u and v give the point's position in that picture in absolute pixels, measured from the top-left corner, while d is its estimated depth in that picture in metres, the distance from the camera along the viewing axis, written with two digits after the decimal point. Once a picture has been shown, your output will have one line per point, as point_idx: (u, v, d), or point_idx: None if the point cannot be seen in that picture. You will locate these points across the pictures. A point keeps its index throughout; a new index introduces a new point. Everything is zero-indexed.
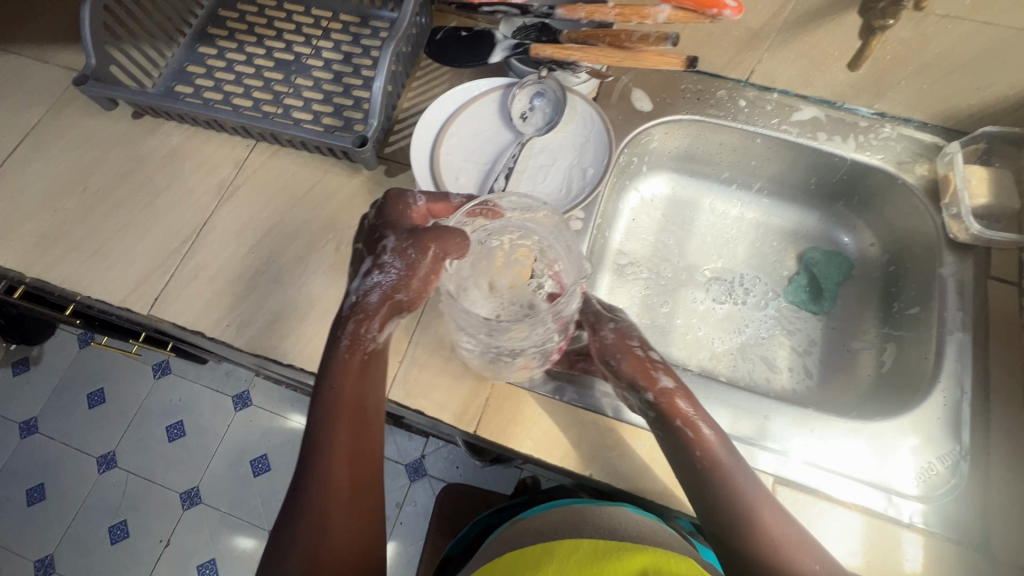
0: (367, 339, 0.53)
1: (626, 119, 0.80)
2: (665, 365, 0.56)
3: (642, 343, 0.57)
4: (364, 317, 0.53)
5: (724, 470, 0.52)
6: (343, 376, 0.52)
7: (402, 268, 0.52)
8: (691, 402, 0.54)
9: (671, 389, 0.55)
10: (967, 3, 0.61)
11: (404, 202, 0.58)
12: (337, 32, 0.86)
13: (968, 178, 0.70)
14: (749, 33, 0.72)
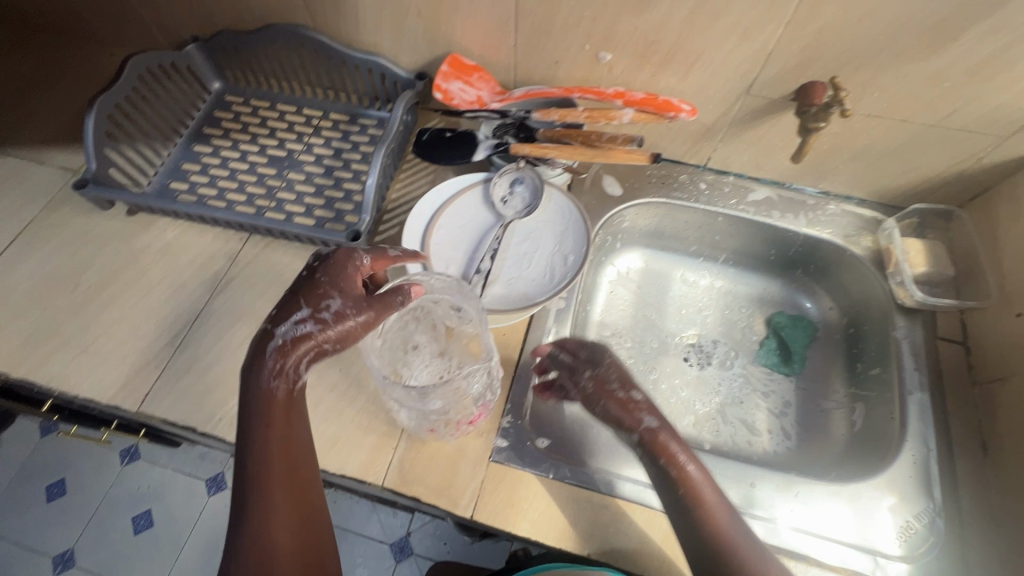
0: (289, 377, 0.56)
1: (598, 203, 0.86)
2: (650, 404, 0.62)
3: (624, 385, 0.64)
4: (290, 351, 0.56)
5: (708, 505, 0.56)
6: (269, 413, 0.55)
7: (343, 327, 0.56)
8: (674, 439, 0.59)
9: (657, 424, 0.60)
10: (884, 105, 0.70)
11: (352, 263, 0.60)
12: (328, 129, 0.92)
13: (906, 250, 0.78)
14: (702, 128, 0.81)
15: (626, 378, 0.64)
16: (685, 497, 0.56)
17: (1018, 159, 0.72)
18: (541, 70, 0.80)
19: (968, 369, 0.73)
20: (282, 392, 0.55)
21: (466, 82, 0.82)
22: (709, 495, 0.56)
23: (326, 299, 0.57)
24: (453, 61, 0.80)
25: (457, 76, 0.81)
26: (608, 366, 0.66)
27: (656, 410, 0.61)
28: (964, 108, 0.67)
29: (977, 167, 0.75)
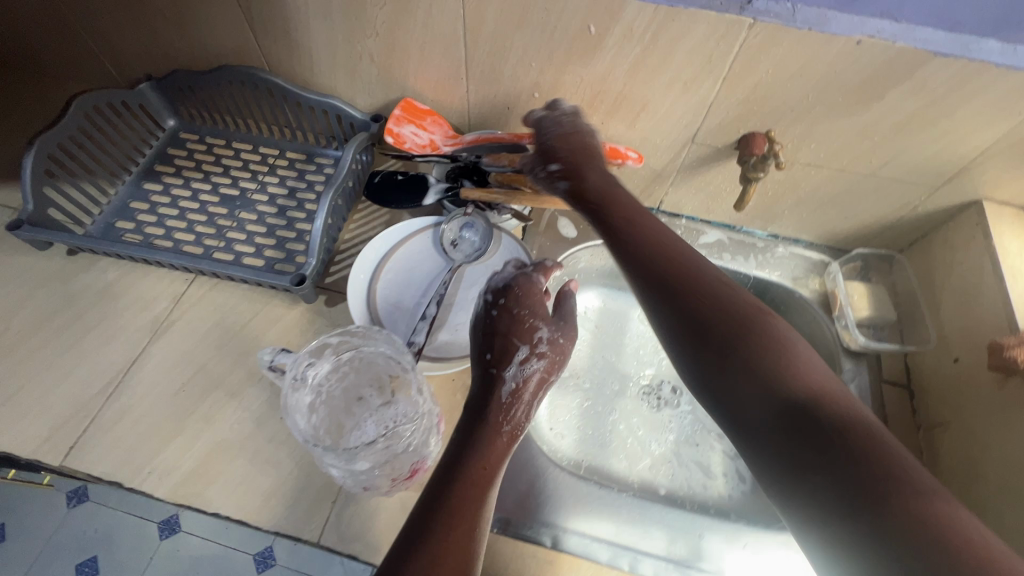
0: (519, 414, 0.55)
1: (552, 245, 0.87)
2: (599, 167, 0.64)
3: (564, 166, 0.65)
4: (513, 383, 0.55)
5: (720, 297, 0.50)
6: (499, 431, 0.52)
7: (547, 354, 0.58)
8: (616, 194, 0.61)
9: (612, 196, 0.61)
10: (821, 156, 0.72)
11: (538, 289, 0.62)
12: (283, 168, 0.92)
13: (850, 293, 0.80)
14: (653, 173, 0.83)
15: (575, 150, 0.66)
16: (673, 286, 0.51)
17: (949, 209, 0.75)
18: (493, 115, 0.81)
19: (911, 413, 0.73)
20: (511, 423, 0.54)
21: (419, 125, 0.82)
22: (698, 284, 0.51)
23: (544, 321, 0.59)
24: (406, 105, 0.81)
25: (410, 119, 0.82)
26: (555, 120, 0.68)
27: (604, 175, 0.64)
28: (894, 160, 0.70)
29: (913, 214, 0.78)
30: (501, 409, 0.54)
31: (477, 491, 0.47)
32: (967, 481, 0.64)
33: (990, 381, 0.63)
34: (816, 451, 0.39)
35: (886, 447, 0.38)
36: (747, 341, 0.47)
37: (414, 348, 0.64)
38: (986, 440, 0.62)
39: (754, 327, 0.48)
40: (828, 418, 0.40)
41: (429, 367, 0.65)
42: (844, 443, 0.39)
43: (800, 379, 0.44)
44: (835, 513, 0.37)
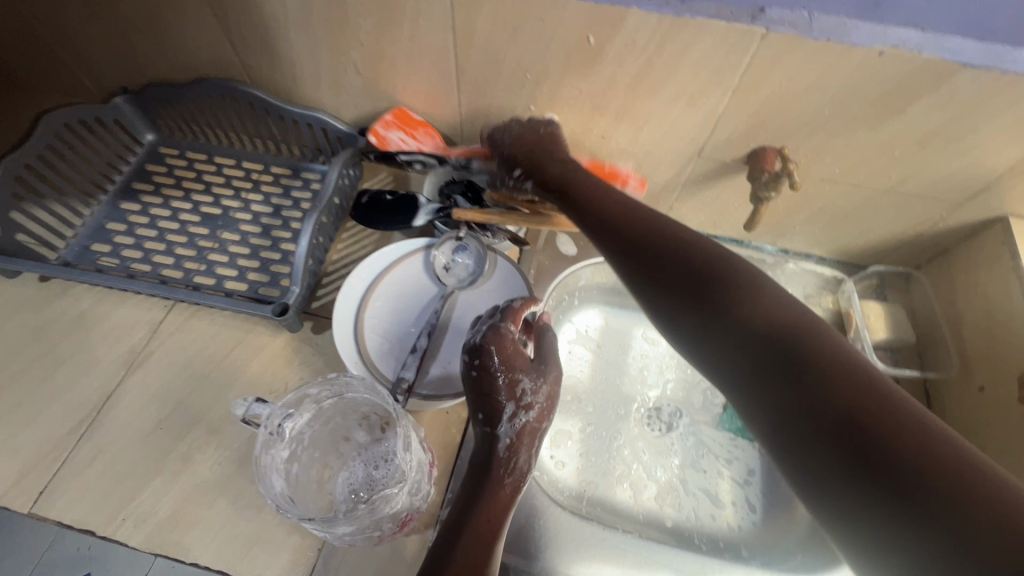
0: (519, 471, 0.53)
1: (551, 263, 0.83)
2: (563, 164, 0.62)
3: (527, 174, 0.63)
4: (502, 438, 0.53)
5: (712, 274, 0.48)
6: (499, 487, 0.51)
7: (532, 402, 0.54)
8: (575, 171, 0.61)
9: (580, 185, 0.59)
10: (837, 171, 0.68)
11: (511, 342, 0.56)
12: (268, 184, 0.87)
13: (866, 314, 0.75)
14: (657, 187, 0.79)
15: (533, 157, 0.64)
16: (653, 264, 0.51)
17: (973, 224, 0.70)
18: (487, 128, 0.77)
19: None
20: (508, 476, 0.52)
21: (409, 133, 0.78)
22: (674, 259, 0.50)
23: (528, 367, 0.56)
24: (399, 109, 0.77)
25: (400, 126, 0.77)
26: (507, 132, 0.68)
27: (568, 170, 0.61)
28: (915, 175, 0.66)
29: (934, 230, 0.73)
30: (499, 464, 0.52)
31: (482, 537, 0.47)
32: None
33: (1020, 415, 0.59)
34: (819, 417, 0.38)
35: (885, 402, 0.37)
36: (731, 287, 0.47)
37: (405, 385, 0.60)
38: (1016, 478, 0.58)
39: (747, 292, 0.46)
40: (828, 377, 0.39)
41: (420, 404, 0.60)
42: (864, 414, 0.37)
43: (795, 339, 0.42)
44: (864, 492, 0.35)
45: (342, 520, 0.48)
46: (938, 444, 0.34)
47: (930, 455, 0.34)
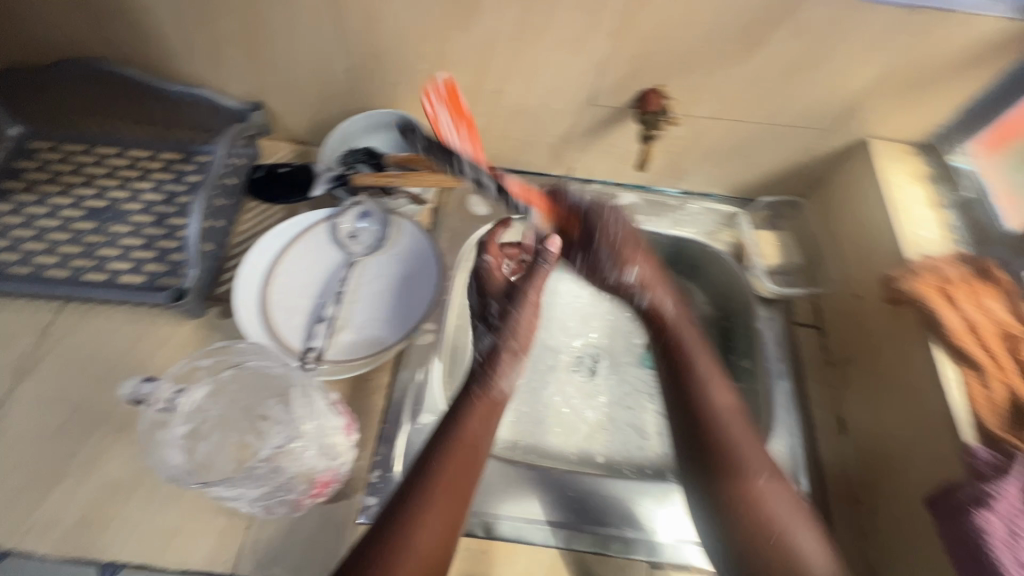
0: (494, 392, 0.61)
1: (464, 224, 0.83)
2: (644, 255, 0.69)
3: (619, 279, 0.68)
4: (484, 367, 0.61)
5: (717, 416, 0.60)
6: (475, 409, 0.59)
7: (513, 331, 0.62)
8: (674, 313, 0.68)
9: (666, 315, 0.68)
10: (718, 107, 0.72)
11: (488, 271, 0.66)
12: (159, 172, 0.82)
13: (761, 244, 0.82)
14: (558, 139, 0.80)
15: (643, 279, 0.68)
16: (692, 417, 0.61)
17: (843, 149, 0.76)
18: (382, 93, 0.76)
19: (824, 352, 0.75)
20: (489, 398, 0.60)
21: (455, 119, 0.69)
22: (726, 419, 0.61)
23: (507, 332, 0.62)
24: (449, 85, 0.69)
25: (449, 106, 0.68)
26: (613, 220, 0.67)
27: (652, 275, 0.68)
28: (786, 106, 0.70)
29: (811, 158, 0.79)
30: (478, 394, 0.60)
31: (458, 474, 0.55)
32: (874, 411, 0.66)
33: (886, 312, 0.66)
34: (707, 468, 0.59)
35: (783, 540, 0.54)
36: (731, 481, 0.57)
37: (314, 353, 0.61)
38: (887, 370, 0.65)
39: (746, 469, 0.57)
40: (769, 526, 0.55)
41: (335, 368, 0.60)
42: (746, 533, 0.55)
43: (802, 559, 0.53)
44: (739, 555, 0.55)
45: (235, 479, 0.49)
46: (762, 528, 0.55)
47: (770, 537, 0.54)
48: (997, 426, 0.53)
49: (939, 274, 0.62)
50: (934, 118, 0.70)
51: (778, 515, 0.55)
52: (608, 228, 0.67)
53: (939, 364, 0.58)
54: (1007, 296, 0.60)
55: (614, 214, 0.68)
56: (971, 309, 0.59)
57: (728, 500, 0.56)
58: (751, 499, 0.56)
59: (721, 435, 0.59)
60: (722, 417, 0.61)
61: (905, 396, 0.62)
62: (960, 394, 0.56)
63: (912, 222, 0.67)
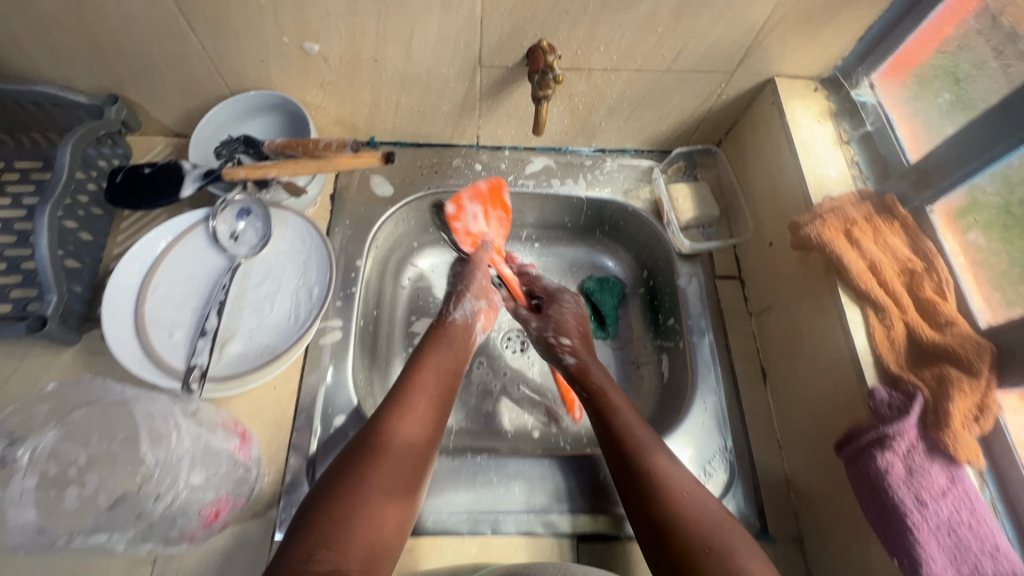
0: (446, 315, 0.72)
1: (368, 210, 0.78)
2: (574, 326, 0.74)
3: (557, 330, 0.73)
4: (447, 304, 0.74)
5: (615, 400, 0.64)
6: (450, 334, 0.69)
7: (466, 278, 0.76)
8: (584, 338, 0.74)
9: (581, 355, 0.70)
10: (615, 57, 0.67)
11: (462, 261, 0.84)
12: (15, 183, 0.73)
13: (674, 198, 0.78)
14: (457, 106, 0.75)
15: (563, 325, 0.74)
16: (606, 410, 0.63)
17: (749, 90, 0.73)
18: (249, 72, 0.68)
19: (744, 302, 0.75)
20: (456, 328, 0.70)
21: (484, 211, 0.79)
22: (631, 412, 0.63)
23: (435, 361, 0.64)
24: (492, 186, 0.78)
25: (481, 202, 0.79)
26: (569, 302, 0.77)
27: (583, 347, 0.72)
28: (685, 49, 0.66)
29: (720, 103, 0.75)
30: (428, 372, 0.62)
31: (430, 416, 0.59)
32: (789, 358, 0.66)
33: (796, 259, 0.65)
34: (610, 438, 0.60)
35: (692, 498, 0.54)
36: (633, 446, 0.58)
37: (198, 372, 0.55)
38: (800, 317, 0.64)
39: (648, 436, 0.59)
40: (674, 483, 0.55)
41: (222, 385, 0.56)
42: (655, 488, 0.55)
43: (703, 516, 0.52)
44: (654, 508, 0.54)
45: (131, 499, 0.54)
46: (669, 489, 0.54)
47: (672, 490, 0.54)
48: (897, 365, 0.53)
49: (843, 216, 0.60)
50: (835, 50, 0.67)
51: (675, 480, 0.55)
52: (561, 307, 0.76)
53: (845, 308, 0.57)
54: (908, 231, 0.59)
55: (573, 300, 0.78)
56: (874, 248, 0.59)
57: (626, 456, 0.58)
58: (661, 466, 0.57)
59: (617, 414, 0.62)
60: (620, 402, 0.64)
61: (816, 343, 0.61)
62: (865, 336, 0.56)
63: (816, 162, 0.65)
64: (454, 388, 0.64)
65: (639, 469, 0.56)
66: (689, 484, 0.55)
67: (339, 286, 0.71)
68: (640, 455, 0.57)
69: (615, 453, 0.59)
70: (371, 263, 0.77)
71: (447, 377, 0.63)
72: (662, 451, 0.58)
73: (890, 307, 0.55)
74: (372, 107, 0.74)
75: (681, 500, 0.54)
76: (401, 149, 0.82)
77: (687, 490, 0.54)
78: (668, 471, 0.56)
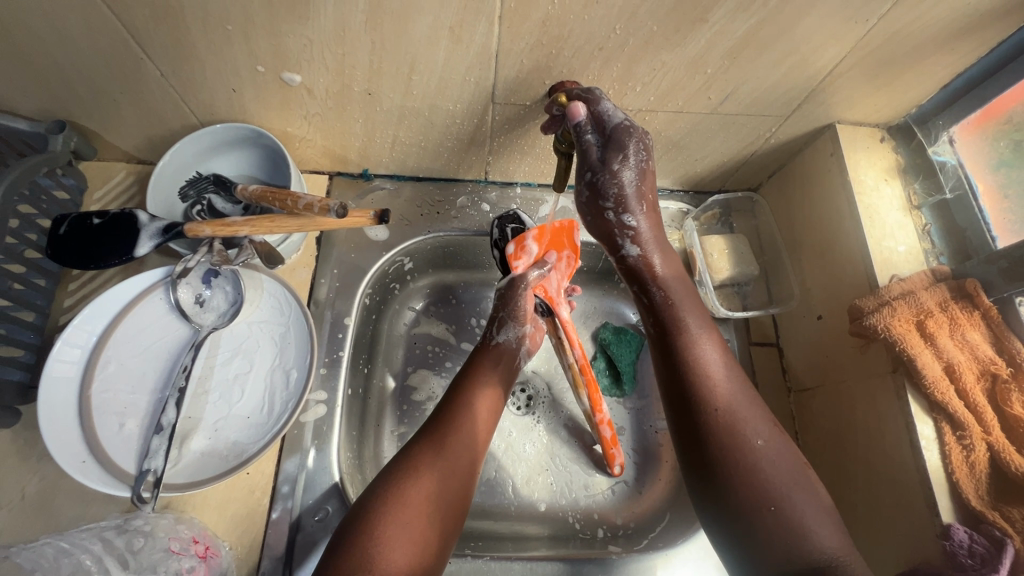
0: (489, 339, 0.65)
1: (359, 256, 0.68)
2: (649, 209, 0.56)
3: (618, 205, 0.55)
4: (490, 326, 0.65)
5: (707, 373, 0.51)
6: (493, 360, 0.63)
7: (510, 301, 0.64)
8: (655, 234, 0.57)
9: (670, 284, 0.56)
10: (653, 98, 0.56)
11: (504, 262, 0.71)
12: None
13: (709, 252, 0.69)
14: (464, 142, 0.64)
15: (629, 195, 0.54)
16: (698, 381, 0.50)
17: (803, 135, 0.63)
18: (218, 102, 0.57)
19: (782, 375, 0.66)
20: (497, 354, 0.64)
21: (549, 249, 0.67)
22: (735, 385, 0.51)
23: (438, 457, 0.51)
24: (560, 227, 0.67)
25: (548, 240, 0.67)
26: (633, 156, 0.52)
27: (650, 233, 0.57)
28: (737, 92, 0.55)
29: (767, 147, 0.65)
30: (474, 407, 0.57)
31: (468, 461, 0.53)
32: (833, 452, 0.58)
33: (852, 344, 0.56)
34: (696, 429, 0.49)
35: (785, 509, 0.45)
36: (726, 444, 0.48)
37: (152, 479, 0.46)
38: (853, 410, 0.56)
39: (742, 433, 0.48)
40: (775, 504, 0.45)
41: (181, 493, 0.48)
42: (751, 503, 0.46)
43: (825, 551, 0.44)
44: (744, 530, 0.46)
45: None
46: (766, 493, 0.46)
47: (777, 511, 0.45)
48: (976, 497, 0.46)
49: (915, 304, 0.51)
50: (911, 96, 0.57)
51: (777, 481, 0.46)
52: (626, 158, 0.52)
53: (914, 418, 0.49)
54: (989, 323, 0.50)
55: (640, 145, 0.53)
56: (951, 343, 0.50)
57: (718, 458, 0.48)
58: (769, 479, 0.46)
59: (709, 398, 0.50)
60: (712, 375, 0.51)
61: (873, 446, 0.53)
62: (938, 453, 0.48)
63: (882, 235, 0.57)
64: (466, 493, 0.52)
65: (732, 462, 0.47)
66: (790, 478, 0.46)
67: (323, 351, 0.63)
68: (738, 445, 0.47)
69: (703, 440, 0.49)
70: (363, 318, 0.68)
71: (459, 474, 0.52)
72: (759, 422, 0.49)
73: (969, 423, 0.47)
74: (366, 141, 0.64)
75: (769, 512, 0.45)
76: (398, 183, 0.72)
77: (780, 498, 0.45)
78: (774, 469, 0.47)
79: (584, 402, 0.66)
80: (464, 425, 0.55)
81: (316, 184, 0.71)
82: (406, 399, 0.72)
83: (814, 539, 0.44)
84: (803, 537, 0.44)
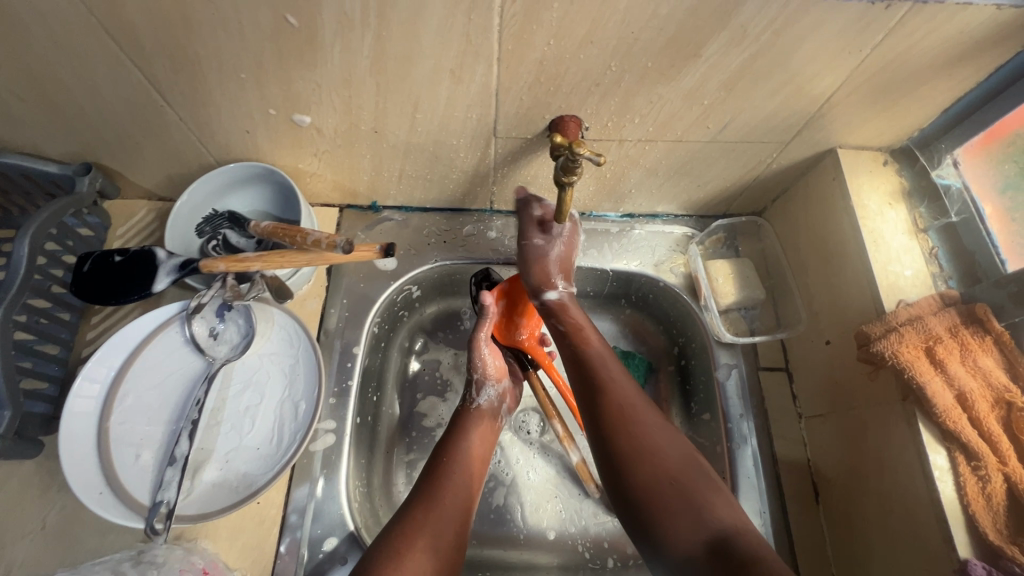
0: (469, 403, 0.66)
1: (367, 286, 0.70)
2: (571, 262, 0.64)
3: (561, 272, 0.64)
4: (467, 390, 0.67)
5: (607, 380, 0.56)
6: (474, 426, 0.63)
7: (477, 362, 0.66)
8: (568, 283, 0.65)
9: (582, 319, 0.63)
10: (652, 128, 0.57)
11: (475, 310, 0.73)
12: None
13: (714, 276, 0.69)
14: (468, 175, 0.66)
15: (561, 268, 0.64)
16: (601, 386, 0.56)
17: (805, 160, 0.63)
18: (233, 142, 0.60)
19: (792, 401, 0.65)
20: (479, 418, 0.65)
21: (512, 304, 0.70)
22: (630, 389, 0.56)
23: (432, 518, 0.52)
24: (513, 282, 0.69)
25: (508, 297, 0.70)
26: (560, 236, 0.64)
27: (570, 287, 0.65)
28: (735, 121, 0.56)
29: (769, 172, 0.65)
30: (461, 452, 0.60)
31: (464, 505, 0.55)
32: (848, 482, 0.57)
33: (861, 370, 0.56)
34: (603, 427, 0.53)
35: (684, 485, 0.48)
36: (625, 436, 0.52)
37: (164, 510, 0.48)
38: (864, 439, 0.55)
39: (636, 421, 0.53)
40: (677, 479, 0.49)
41: (192, 524, 0.49)
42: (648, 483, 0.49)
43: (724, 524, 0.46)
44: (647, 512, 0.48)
45: None
46: (663, 473, 0.49)
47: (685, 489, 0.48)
48: (995, 531, 0.44)
49: (924, 330, 0.50)
50: (913, 120, 0.57)
51: (672, 464, 0.50)
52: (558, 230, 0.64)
53: (927, 449, 0.48)
54: (1002, 349, 0.49)
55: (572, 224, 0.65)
56: (962, 370, 0.49)
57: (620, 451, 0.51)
58: (665, 461, 0.50)
59: (609, 401, 0.54)
60: (609, 377, 0.56)
61: (888, 476, 0.52)
62: (952, 484, 0.47)
63: (887, 259, 0.57)
64: (461, 540, 0.52)
65: (628, 446, 0.51)
66: (681, 459, 0.50)
67: (332, 380, 0.64)
68: (633, 431, 0.52)
69: (604, 432, 0.53)
70: (372, 347, 0.69)
71: (453, 519, 0.53)
72: (655, 415, 0.54)
73: (984, 454, 0.46)
74: (373, 175, 0.66)
75: (670, 489, 0.48)
76: (406, 214, 0.74)
77: (678, 477, 0.49)
78: (662, 454, 0.51)
79: (572, 456, 0.71)
80: (457, 488, 0.56)
81: (326, 217, 0.73)
82: (415, 426, 0.73)
83: (713, 510, 0.46)
84: (703, 511, 0.46)
